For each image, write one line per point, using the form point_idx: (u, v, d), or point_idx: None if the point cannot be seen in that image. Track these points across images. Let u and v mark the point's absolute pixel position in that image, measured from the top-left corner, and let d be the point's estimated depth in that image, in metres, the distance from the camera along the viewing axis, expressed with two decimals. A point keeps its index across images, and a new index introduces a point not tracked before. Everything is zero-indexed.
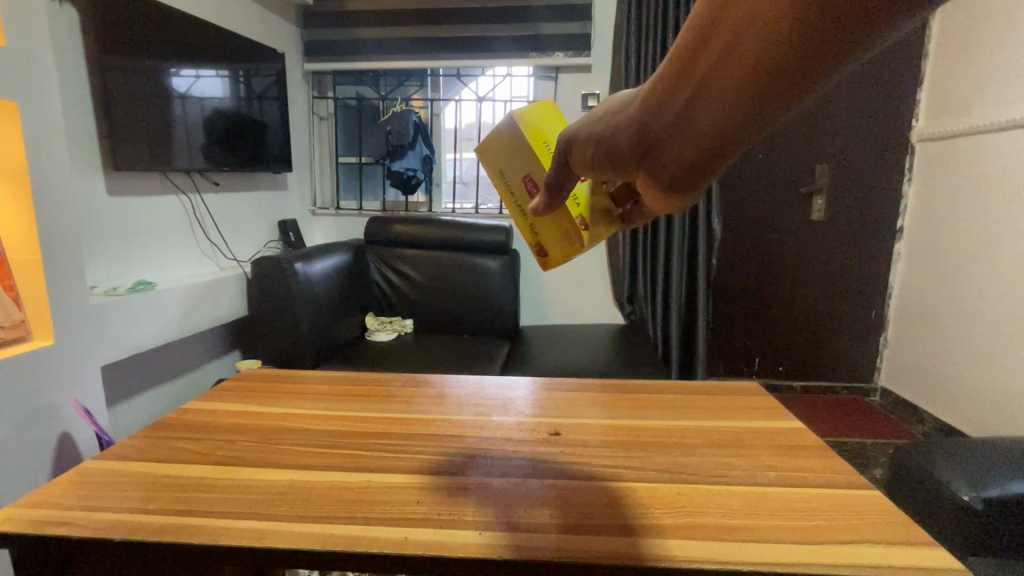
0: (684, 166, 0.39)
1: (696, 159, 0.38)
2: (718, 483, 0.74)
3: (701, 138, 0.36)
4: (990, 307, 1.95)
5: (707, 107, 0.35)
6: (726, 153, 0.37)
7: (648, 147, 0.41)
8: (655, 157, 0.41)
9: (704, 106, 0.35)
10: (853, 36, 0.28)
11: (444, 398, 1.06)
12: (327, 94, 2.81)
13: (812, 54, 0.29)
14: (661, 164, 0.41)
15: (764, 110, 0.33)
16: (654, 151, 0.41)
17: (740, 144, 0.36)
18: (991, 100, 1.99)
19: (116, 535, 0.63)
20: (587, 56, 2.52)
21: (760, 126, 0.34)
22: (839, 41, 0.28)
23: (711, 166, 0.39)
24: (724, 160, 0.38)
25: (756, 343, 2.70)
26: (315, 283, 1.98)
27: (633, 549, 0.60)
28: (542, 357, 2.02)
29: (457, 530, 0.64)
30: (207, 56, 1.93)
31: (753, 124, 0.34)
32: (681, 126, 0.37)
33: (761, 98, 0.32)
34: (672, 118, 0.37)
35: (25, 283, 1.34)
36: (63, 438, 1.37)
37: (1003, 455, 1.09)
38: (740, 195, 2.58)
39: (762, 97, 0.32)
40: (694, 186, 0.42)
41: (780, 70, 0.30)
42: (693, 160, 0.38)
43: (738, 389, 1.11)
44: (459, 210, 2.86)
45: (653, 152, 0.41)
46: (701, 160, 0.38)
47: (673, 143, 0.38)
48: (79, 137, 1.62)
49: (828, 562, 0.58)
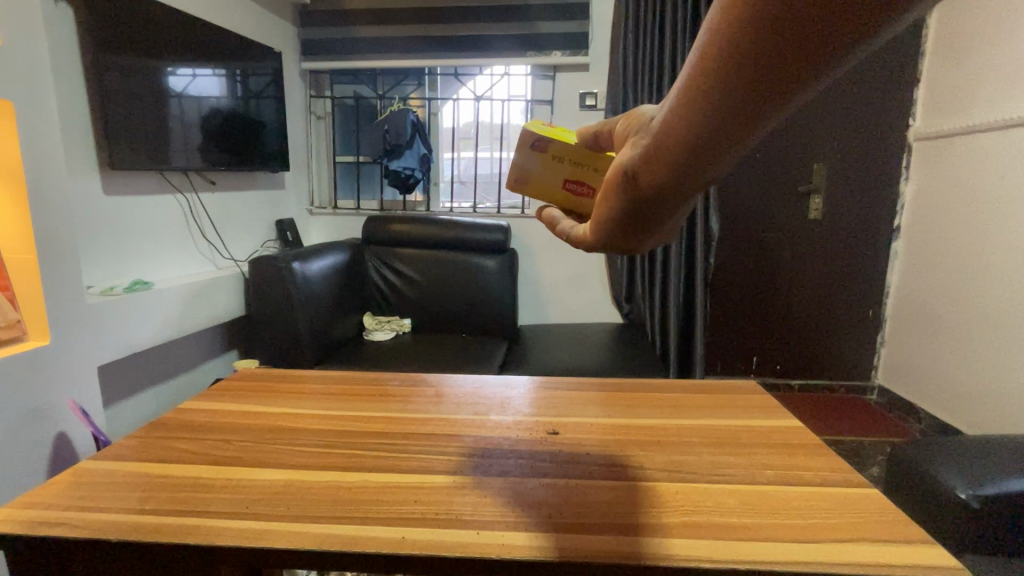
0: (645, 169, 0.40)
1: (657, 162, 0.39)
2: (717, 482, 0.74)
3: (668, 140, 0.37)
4: (988, 305, 1.95)
5: (681, 105, 0.36)
6: (686, 166, 0.38)
7: (631, 141, 0.43)
8: (627, 151, 0.42)
9: (677, 106, 0.36)
10: (816, 48, 0.29)
11: (442, 397, 1.05)
12: (324, 93, 2.81)
13: (779, 67, 0.31)
14: (625, 159, 0.42)
15: (739, 116, 0.34)
16: (631, 146, 0.42)
17: (702, 156, 0.37)
18: (989, 99, 1.99)
19: (110, 535, 0.63)
20: (585, 55, 2.52)
21: (726, 143, 0.36)
22: (804, 52, 0.29)
23: (670, 178, 0.39)
24: (682, 175, 0.39)
25: (754, 343, 2.70)
26: (312, 282, 1.99)
27: (630, 548, 0.60)
28: (540, 357, 2.01)
29: (455, 530, 0.63)
30: (204, 55, 1.93)
31: (726, 131, 0.35)
32: (662, 123, 0.38)
33: (729, 107, 0.33)
34: (661, 114, 0.39)
35: (21, 283, 1.33)
36: (58, 439, 1.36)
37: (999, 454, 1.09)
38: (738, 195, 2.58)
39: (740, 104, 0.33)
40: (650, 201, 0.43)
41: (745, 84, 0.32)
42: (655, 163, 0.39)
43: (737, 388, 1.11)
44: (457, 209, 2.85)
45: (632, 145, 0.42)
46: (661, 164, 0.39)
47: (651, 140, 0.40)
48: (74, 137, 1.61)
49: (827, 561, 0.58)
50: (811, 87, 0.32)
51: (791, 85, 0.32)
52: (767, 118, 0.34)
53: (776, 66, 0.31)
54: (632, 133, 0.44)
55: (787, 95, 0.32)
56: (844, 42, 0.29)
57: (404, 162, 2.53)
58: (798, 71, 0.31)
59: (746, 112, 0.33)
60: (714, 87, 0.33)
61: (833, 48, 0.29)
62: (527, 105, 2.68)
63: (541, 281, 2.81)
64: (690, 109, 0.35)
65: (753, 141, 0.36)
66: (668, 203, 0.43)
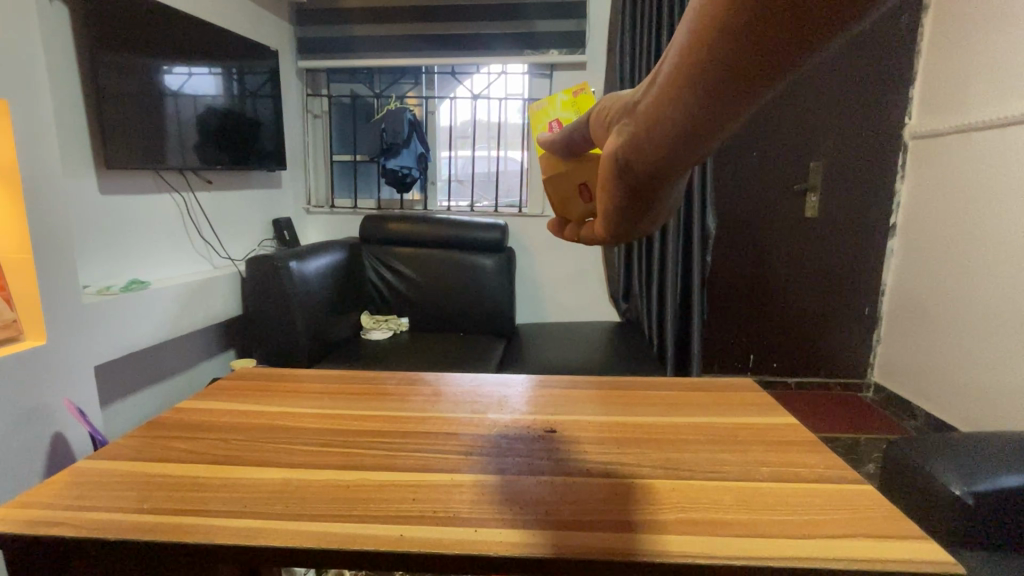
0: (637, 155, 0.40)
1: (649, 150, 0.39)
2: (713, 478, 0.75)
3: (658, 128, 0.37)
4: (985, 302, 1.96)
5: (668, 89, 0.35)
6: (681, 148, 0.38)
7: (616, 127, 0.42)
8: (615, 139, 0.42)
9: (664, 90, 0.36)
10: (803, 33, 0.29)
11: (439, 396, 1.06)
12: (320, 91, 2.80)
13: (769, 51, 0.30)
14: (614, 147, 0.42)
15: (729, 98, 0.34)
16: (617, 134, 0.42)
17: (696, 137, 0.37)
18: (984, 98, 2.00)
19: (107, 534, 0.63)
20: (581, 53, 2.53)
21: (718, 125, 0.36)
22: (791, 36, 0.29)
23: (663, 163, 0.39)
24: (676, 159, 0.39)
25: (751, 340, 2.71)
26: (309, 282, 1.98)
27: (627, 544, 0.60)
28: (538, 356, 2.01)
29: (453, 527, 0.64)
30: (200, 53, 1.92)
31: (716, 115, 0.35)
32: (649, 108, 0.38)
33: (719, 91, 0.33)
34: (646, 98, 0.38)
35: (18, 283, 1.34)
36: (54, 440, 1.36)
37: (988, 448, 1.10)
38: (734, 193, 2.58)
39: (729, 88, 0.33)
40: (646, 184, 0.43)
41: (736, 71, 0.32)
42: (645, 150, 0.39)
43: (731, 385, 1.12)
44: (453, 207, 2.85)
45: (617, 132, 0.42)
46: (653, 152, 0.39)
47: (638, 127, 0.39)
48: (70, 136, 1.60)
49: (823, 557, 0.58)
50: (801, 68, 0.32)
51: (779, 67, 0.32)
52: (757, 97, 0.34)
53: (763, 49, 0.31)
54: (615, 119, 0.43)
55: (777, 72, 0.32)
56: (834, 20, 0.28)
57: (401, 160, 2.53)
58: (788, 54, 0.31)
59: (738, 94, 0.33)
60: (701, 75, 0.33)
61: (824, 26, 0.29)
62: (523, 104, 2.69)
63: (538, 279, 2.81)
64: (680, 92, 0.35)
65: (744, 121, 0.36)
66: (664, 184, 0.43)
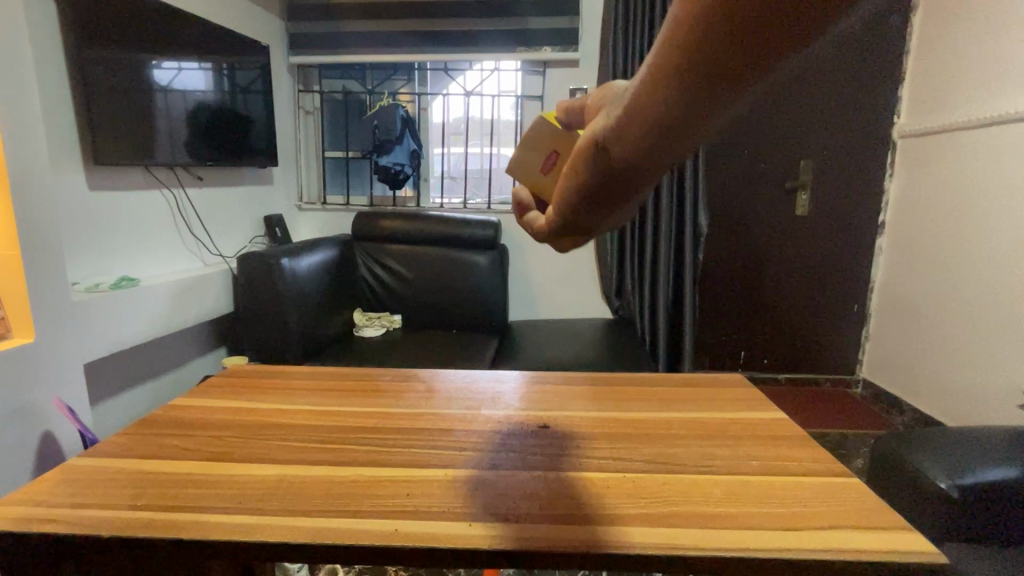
0: (616, 139, 0.39)
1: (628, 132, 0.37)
2: (704, 473, 0.76)
3: (641, 109, 0.36)
4: (972, 299, 1.98)
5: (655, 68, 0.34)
6: (658, 138, 0.37)
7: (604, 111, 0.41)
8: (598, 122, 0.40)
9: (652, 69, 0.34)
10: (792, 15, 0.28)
11: (433, 392, 1.06)
12: (312, 88, 2.79)
13: (756, 34, 0.29)
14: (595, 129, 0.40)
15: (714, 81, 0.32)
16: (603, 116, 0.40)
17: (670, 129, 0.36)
18: (971, 98, 2.02)
19: (100, 531, 0.63)
20: (575, 50, 2.54)
21: (700, 115, 0.34)
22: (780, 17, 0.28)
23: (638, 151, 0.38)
24: (652, 147, 0.37)
25: (742, 337, 2.73)
26: (301, 278, 1.98)
27: (618, 537, 0.61)
28: (531, 354, 2.01)
29: (446, 522, 0.64)
30: (190, 48, 1.91)
31: (698, 100, 0.33)
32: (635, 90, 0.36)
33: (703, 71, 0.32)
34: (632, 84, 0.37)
35: (6, 279, 1.33)
36: (43, 438, 1.36)
37: (970, 443, 1.12)
38: (726, 190, 2.60)
39: (713, 69, 0.32)
40: (617, 176, 0.41)
41: (723, 52, 0.31)
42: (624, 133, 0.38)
43: (722, 381, 1.13)
44: (447, 205, 2.85)
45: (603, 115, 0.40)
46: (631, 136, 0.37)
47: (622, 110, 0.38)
48: (58, 132, 1.59)
49: (811, 549, 0.59)
50: (788, 59, 0.31)
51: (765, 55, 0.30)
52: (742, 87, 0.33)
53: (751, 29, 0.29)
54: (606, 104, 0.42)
55: (762, 65, 0.31)
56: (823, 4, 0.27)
57: (393, 157, 2.53)
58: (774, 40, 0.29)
59: (722, 79, 0.32)
60: (688, 52, 0.32)
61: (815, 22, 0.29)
62: (516, 101, 2.69)
63: (531, 276, 2.82)
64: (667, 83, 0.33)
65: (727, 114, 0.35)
66: (638, 179, 0.42)
